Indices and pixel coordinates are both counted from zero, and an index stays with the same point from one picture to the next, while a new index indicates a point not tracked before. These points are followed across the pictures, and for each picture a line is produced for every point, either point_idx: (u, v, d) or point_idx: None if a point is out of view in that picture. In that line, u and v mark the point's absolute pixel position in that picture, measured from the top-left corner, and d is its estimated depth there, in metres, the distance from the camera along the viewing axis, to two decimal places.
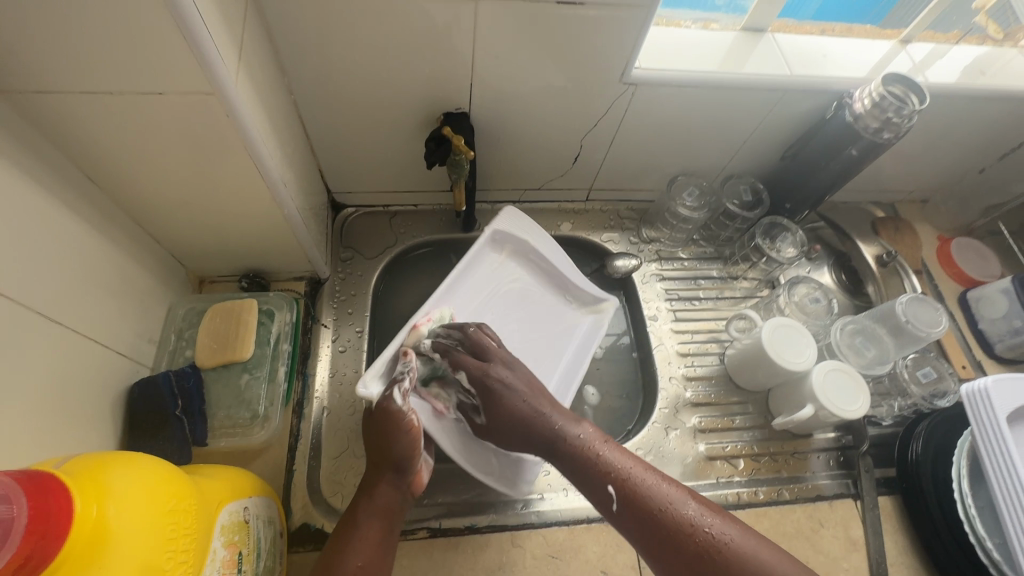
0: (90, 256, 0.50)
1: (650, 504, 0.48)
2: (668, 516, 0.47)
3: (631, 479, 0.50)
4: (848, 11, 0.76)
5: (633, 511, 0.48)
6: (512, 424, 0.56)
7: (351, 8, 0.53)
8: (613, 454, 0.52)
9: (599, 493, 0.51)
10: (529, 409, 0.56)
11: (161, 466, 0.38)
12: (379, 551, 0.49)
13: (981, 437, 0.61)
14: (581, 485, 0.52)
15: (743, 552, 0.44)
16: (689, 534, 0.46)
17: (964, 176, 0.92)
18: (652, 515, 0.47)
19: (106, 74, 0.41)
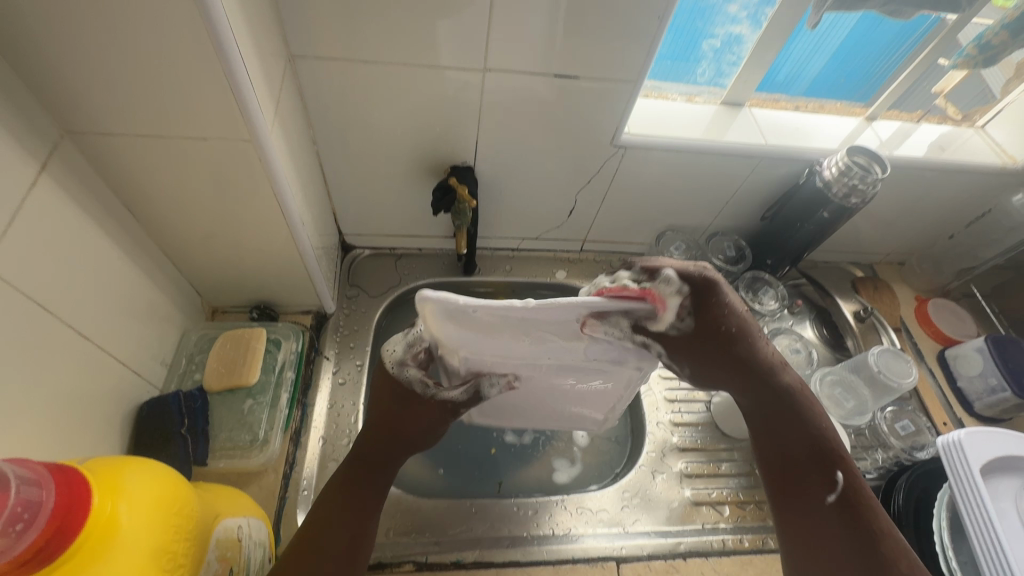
0: (121, 278, 0.55)
1: (816, 431, 0.53)
2: (875, 518, 0.48)
3: (850, 475, 0.50)
4: (837, 88, 0.82)
5: (807, 441, 0.52)
6: (739, 363, 0.54)
7: (376, 73, 0.61)
8: (805, 399, 0.54)
9: (819, 468, 0.51)
10: (744, 346, 0.54)
11: (170, 474, 0.41)
12: (358, 531, 0.51)
13: (959, 489, 0.63)
14: (802, 463, 0.52)
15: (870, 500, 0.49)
16: (839, 455, 0.52)
17: (935, 241, 0.98)
18: (822, 450, 0.52)
19: (160, 120, 0.47)
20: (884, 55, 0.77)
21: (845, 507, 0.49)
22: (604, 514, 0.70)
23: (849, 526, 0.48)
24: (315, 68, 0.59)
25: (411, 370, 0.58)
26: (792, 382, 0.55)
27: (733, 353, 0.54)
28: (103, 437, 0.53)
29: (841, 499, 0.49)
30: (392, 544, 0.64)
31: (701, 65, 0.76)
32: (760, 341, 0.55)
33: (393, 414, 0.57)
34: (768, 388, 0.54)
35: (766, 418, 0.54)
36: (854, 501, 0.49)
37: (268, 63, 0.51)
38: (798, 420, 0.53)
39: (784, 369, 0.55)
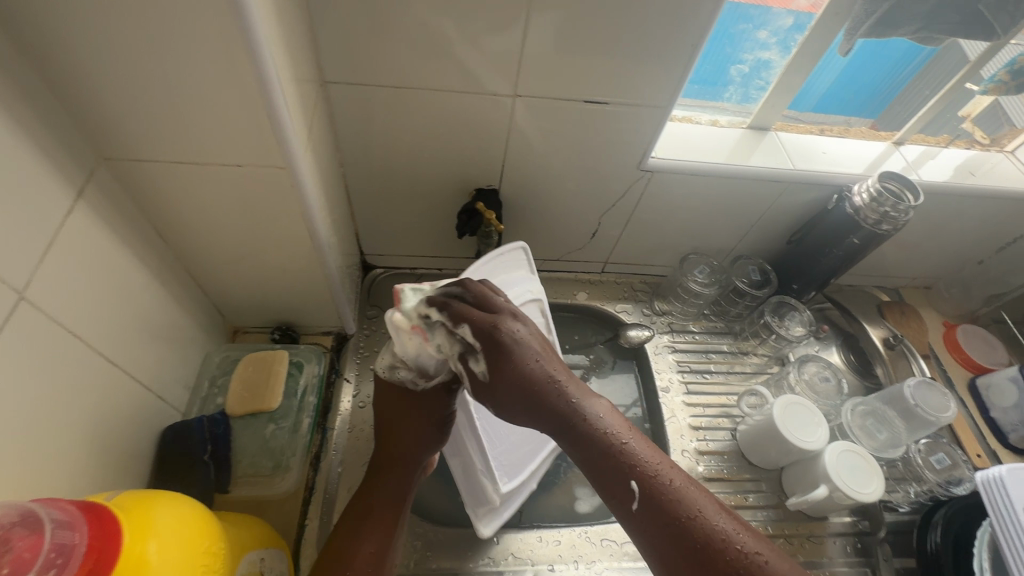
0: (149, 302, 0.55)
1: (676, 511, 0.39)
2: (698, 527, 0.38)
3: (656, 480, 0.40)
4: (847, 105, 0.83)
5: (651, 512, 0.39)
6: (524, 389, 0.47)
7: (406, 97, 0.61)
8: (648, 463, 0.41)
9: (617, 488, 0.41)
10: (541, 371, 0.47)
11: (199, 508, 0.40)
12: (387, 541, 0.51)
13: (1001, 527, 0.60)
14: (598, 480, 0.42)
15: None
16: (721, 550, 0.37)
17: (964, 266, 0.96)
18: (677, 523, 0.38)
19: (197, 148, 0.47)
20: (892, 73, 0.78)
21: (659, 524, 0.39)
22: (629, 546, 0.68)
23: (687, 556, 0.37)
24: (348, 92, 0.60)
25: (402, 372, 0.57)
26: (600, 418, 0.44)
27: (529, 394, 0.46)
28: (127, 464, 0.52)
29: (645, 513, 0.39)
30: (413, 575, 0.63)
31: (728, 90, 0.77)
32: (530, 358, 0.48)
33: (419, 413, 0.56)
34: (555, 417, 0.45)
35: (572, 445, 0.44)
36: (667, 510, 0.39)
37: (304, 90, 0.51)
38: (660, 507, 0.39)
39: (554, 382, 0.47)
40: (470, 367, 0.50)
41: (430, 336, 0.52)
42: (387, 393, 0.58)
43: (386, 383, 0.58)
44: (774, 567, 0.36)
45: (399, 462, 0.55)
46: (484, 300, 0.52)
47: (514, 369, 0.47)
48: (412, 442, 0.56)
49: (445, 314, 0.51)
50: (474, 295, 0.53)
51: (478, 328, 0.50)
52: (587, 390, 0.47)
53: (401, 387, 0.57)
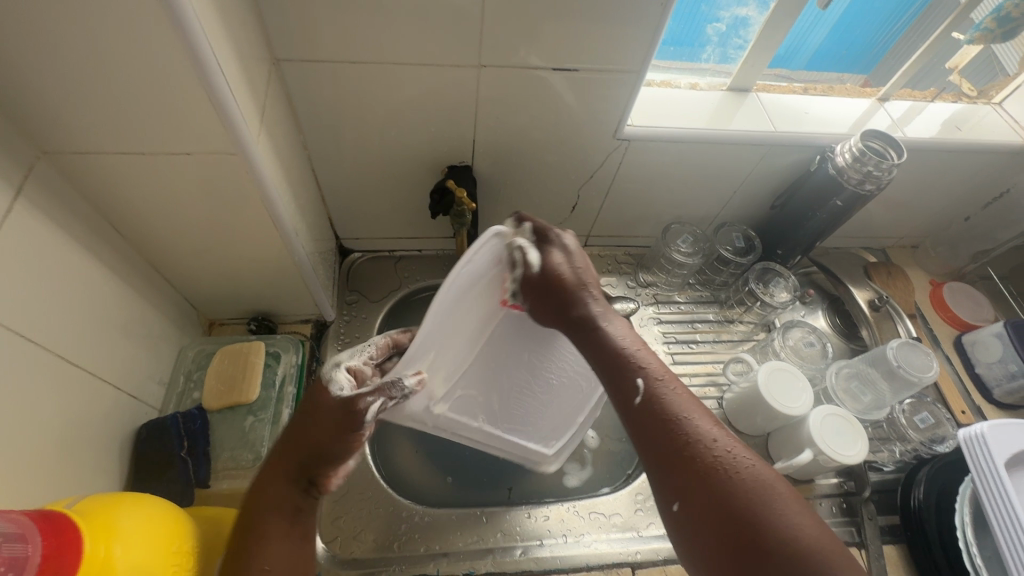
0: (110, 300, 0.53)
1: (672, 411, 0.39)
2: (687, 428, 0.38)
3: (660, 384, 0.40)
4: (840, 61, 0.81)
5: (649, 409, 0.39)
6: (551, 294, 0.47)
7: (366, 73, 0.58)
8: (655, 372, 0.41)
9: (617, 385, 0.42)
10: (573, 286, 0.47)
11: (166, 508, 0.40)
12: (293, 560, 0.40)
13: (982, 484, 0.60)
14: (601, 373, 0.43)
15: (759, 485, 0.35)
16: (708, 449, 0.37)
17: (951, 224, 0.95)
18: (671, 422, 0.38)
19: (141, 137, 0.45)
20: (883, 27, 0.76)
21: (653, 420, 0.39)
22: (616, 518, 0.68)
23: (672, 451, 0.37)
24: (302, 71, 0.57)
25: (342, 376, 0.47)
26: (615, 330, 0.45)
27: (562, 299, 0.47)
28: (101, 465, 0.51)
29: (640, 409, 0.39)
30: (402, 557, 0.63)
31: (705, 50, 0.74)
32: (589, 281, 0.48)
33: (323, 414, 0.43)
34: (572, 315, 0.46)
35: (582, 345, 0.45)
36: (661, 409, 0.39)
37: (251, 69, 0.48)
38: (659, 415, 0.39)
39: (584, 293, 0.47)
40: (522, 262, 0.48)
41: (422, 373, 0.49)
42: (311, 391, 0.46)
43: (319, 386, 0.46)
44: (754, 472, 0.36)
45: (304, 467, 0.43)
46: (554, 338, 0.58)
47: (548, 268, 0.47)
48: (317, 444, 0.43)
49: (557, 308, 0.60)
50: (534, 226, 0.50)
51: (544, 252, 0.48)
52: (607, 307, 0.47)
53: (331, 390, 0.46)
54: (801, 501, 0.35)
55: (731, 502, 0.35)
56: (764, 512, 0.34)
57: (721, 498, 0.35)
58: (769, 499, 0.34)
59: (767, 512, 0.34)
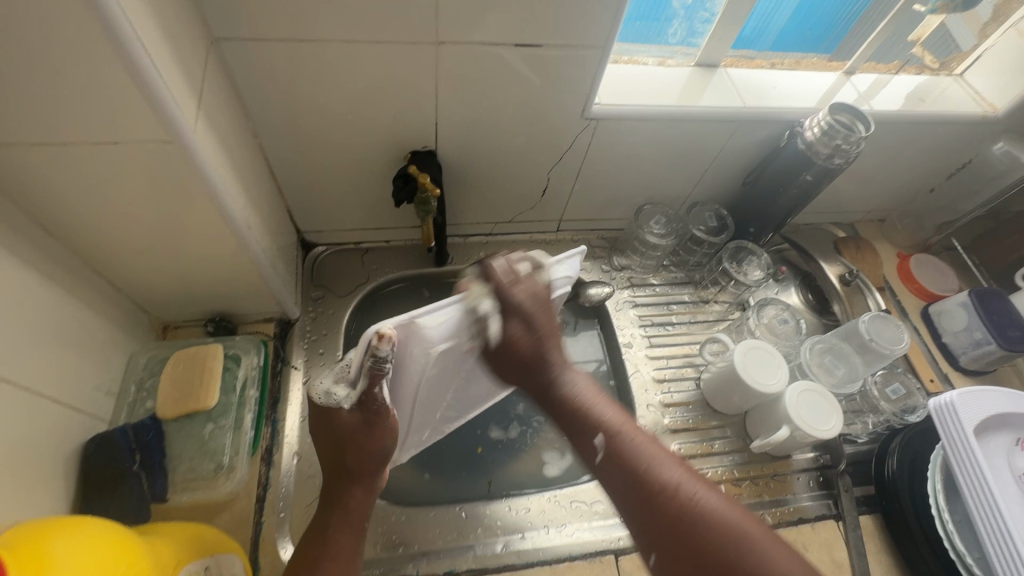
0: (43, 308, 0.49)
1: (633, 464, 0.42)
2: (652, 478, 0.41)
3: (617, 436, 0.44)
4: (802, 42, 0.79)
5: (615, 467, 0.42)
6: (519, 363, 0.49)
7: (316, 53, 0.54)
8: (614, 426, 0.44)
9: (584, 442, 0.45)
10: (534, 346, 0.49)
11: (109, 532, 0.37)
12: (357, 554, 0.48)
13: (952, 451, 0.61)
14: (570, 435, 0.47)
15: (719, 523, 0.38)
16: (671, 496, 0.39)
17: (916, 196, 0.96)
18: (635, 476, 0.41)
19: (60, 125, 0.40)
20: (845, 6, 0.75)
21: (620, 477, 0.42)
22: (598, 506, 0.67)
23: (643, 505, 0.40)
24: (245, 50, 0.53)
25: (336, 391, 0.45)
26: (574, 387, 0.48)
27: (525, 366, 0.49)
28: (43, 486, 0.47)
29: (607, 467, 0.43)
30: (379, 560, 0.61)
31: (672, 25, 0.72)
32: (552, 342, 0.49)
33: (360, 435, 0.46)
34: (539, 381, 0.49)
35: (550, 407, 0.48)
36: (625, 462, 0.42)
37: (184, 48, 0.44)
38: (622, 471, 0.42)
39: (544, 353, 0.49)
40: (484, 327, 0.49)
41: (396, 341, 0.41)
42: (319, 411, 0.47)
43: (326, 411, 0.46)
44: (721, 513, 0.38)
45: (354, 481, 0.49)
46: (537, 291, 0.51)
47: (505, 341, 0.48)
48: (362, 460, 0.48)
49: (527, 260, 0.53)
50: (493, 290, 0.49)
51: (506, 322, 0.49)
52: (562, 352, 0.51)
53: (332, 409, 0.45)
54: (768, 534, 0.38)
55: (705, 550, 0.37)
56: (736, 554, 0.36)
57: (696, 545, 0.37)
58: (739, 539, 0.37)
59: (738, 554, 0.36)
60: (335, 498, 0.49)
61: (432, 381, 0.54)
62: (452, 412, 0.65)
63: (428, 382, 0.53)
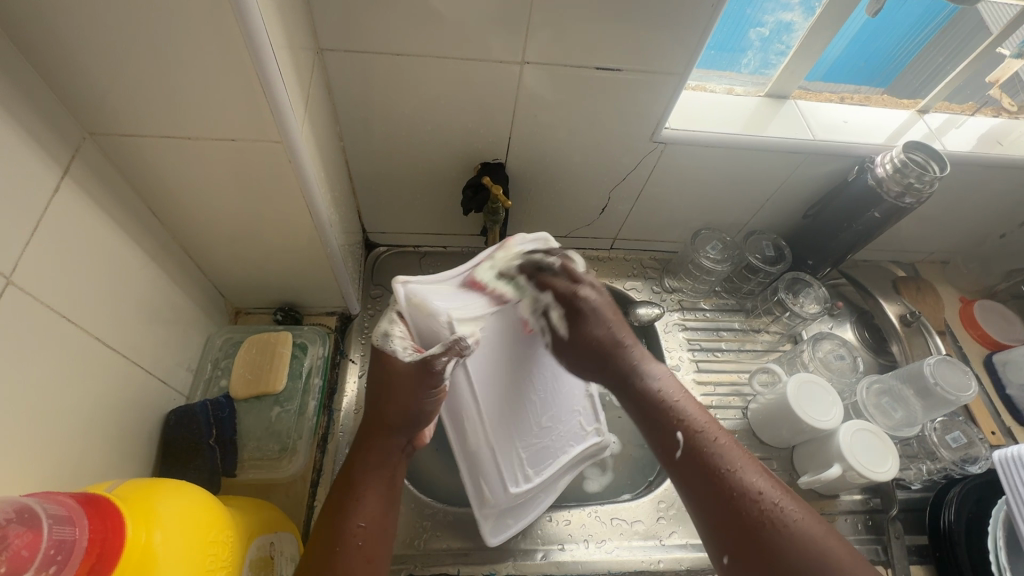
0: (144, 285, 0.53)
1: (718, 463, 0.43)
2: (735, 481, 0.42)
3: (702, 436, 0.45)
4: (855, 74, 0.80)
5: (697, 465, 0.44)
6: (594, 350, 0.55)
7: (407, 66, 0.58)
8: (694, 424, 0.46)
9: (665, 441, 0.46)
10: (609, 336, 0.55)
11: (203, 496, 0.39)
12: (385, 515, 0.45)
13: (1018, 506, 0.59)
14: (650, 432, 0.48)
15: (806, 534, 0.38)
16: (756, 501, 0.40)
17: (984, 241, 0.94)
18: (718, 476, 0.42)
19: (188, 121, 0.44)
20: (905, 39, 0.75)
21: (698, 474, 0.43)
22: (638, 526, 0.67)
23: (718, 509, 0.41)
24: (344, 61, 0.56)
25: (397, 339, 0.50)
26: (658, 384, 0.51)
27: (602, 354, 0.55)
28: (129, 450, 0.51)
29: (687, 462, 0.44)
30: (421, 555, 0.62)
31: (746, 55, 0.73)
32: (601, 327, 0.55)
33: (406, 386, 0.48)
34: (619, 373, 0.53)
35: (627, 397, 0.52)
36: (709, 463, 0.43)
37: (298, 57, 0.48)
38: (704, 472, 0.43)
39: (623, 348, 0.54)
40: (547, 323, 0.58)
41: (399, 328, 0.51)
42: (375, 362, 0.50)
43: (380, 356, 0.49)
44: (801, 525, 0.39)
45: (379, 431, 0.49)
46: (569, 271, 0.58)
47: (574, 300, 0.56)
48: (396, 411, 0.49)
49: (531, 283, 0.58)
50: (556, 293, 0.57)
51: (569, 322, 0.57)
52: (609, 310, 0.56)
53: (390, 355, 0.48)
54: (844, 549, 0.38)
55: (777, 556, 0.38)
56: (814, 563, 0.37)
57: (768, 551, 0.38)
58: (813, 550, 0.38)
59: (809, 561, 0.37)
60: (355, 449, 0.48)
61: (515, 428, 0.61)
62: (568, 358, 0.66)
63: (515, 430, 0.61)
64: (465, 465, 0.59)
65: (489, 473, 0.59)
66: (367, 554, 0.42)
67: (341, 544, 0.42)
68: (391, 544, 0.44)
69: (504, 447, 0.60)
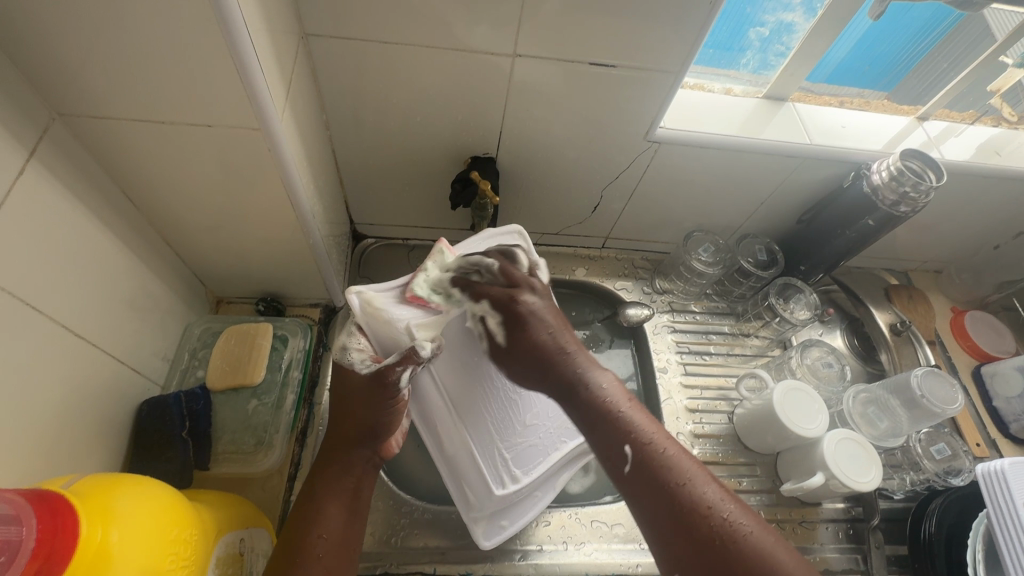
0: (118, 272, 0.51)
1: (668, 477, 0.38)
2: (685, 495, 0.37)
3: (652, 448, 0.40)
4: (860, 77, 0.78)
5: (646, 479, 0.38)
6: (534, 358, 0.47)
7: (395, 54, 0.56)
8: (645, 433, 0.41)
9: (611, 452, 0.41)
10: (552, 343, 0.47)
11: (167, 492, 0.38)
12: (348, 524, 0.45)
13: (998, 521, 0.58)
14: (595, 441, 0.42)
15: (761, 549, 0.35)
16: (706, 515, 0.36)
17: (978, 251, 0.93)
18: (668, 490, 0.38)
19: (161, 103, 0.43)
20: (914, 41, 0.72)
21: (648, 489, 0.38)
22: (619, 529, 0.67)
23: (667, 525, 0.37)
24: (331, 47, 0.55)
25: (356, 352, 0.50)
26: (604, 387, 0.44)
27: (544, 362, 0.46)
28: (98, 442, 0.50)
29: (638, 478, 0.39)
30: (397, 552, 0.62)
31: (745, 55, 0.71)
32: (544, 331, 0.47)
33: (363, 400, 0.48)
34: (563, 380, 0.45)
35: (573, 407, 0.45)
36: (659, 476, 0.38)
37: (280, 41, 0.46)
38: (657, 488, 0.38)
39: (565, 354, 0.46)
40: (487, 333, 0.50)
41: (363, 339, 0.51)
42: (336, 378, 0.50)
43: (338, 368, 0.50)
44: (756, 539, 0.35)
45: (340, 445, 0.49)
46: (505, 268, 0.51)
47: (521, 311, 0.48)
48: (355, 424, 0.48)
49: (467, 294, 0.51)
50: (494, 297, 0.49)
51: (508, 328, 0.48)
52: (547, 302, 0.50)
53: (346, 368, 0.49)
54: (804, 566, 0.35)
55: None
56: None
57: (721, 574, 0.34)
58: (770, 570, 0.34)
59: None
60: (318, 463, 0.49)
61: (496, 428, 0.57)
62: None
63: (497, 430, 0.57)
64: (446, 466, 0.59)
65: (467, 476, 0.58)
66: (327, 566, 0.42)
67: (301, 553, 0.42)
68: (354, 554, 0.45)
69: (482, 450, 0.57)
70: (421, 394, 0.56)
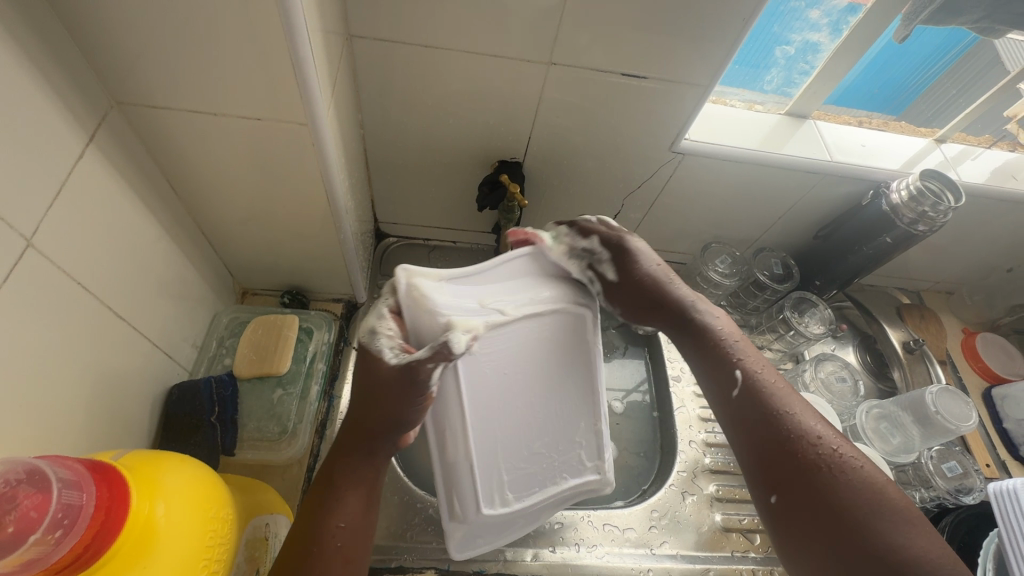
0: (159, 258, 0.53)
1: (775, 405, 0.41)
2: (792, 422, 0.40)
3: (763, 378, 0.43)
4: (871, 99, 0.79)
5: (754, 404, 0.42)
6: (638, 290, 0.51)
7: (434, 59, 0.58)
8: (754, 363, 0.44)
9: (723, 375, 0.44)
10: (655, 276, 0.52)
11: (206, 473, 0.39)
12: (366, 514, 0.44)
13: (1008, 539, 0.54)
14: (704, 368, 0.46)
15: (864, 481, 0.36)
16: (812, 444, 0.39)
17: (991, 273, 0.94)
18: (774, 416, 0.41)
19: (216, 97, 0.45)
20: (921, 69, 0.74)
21: (756, 412, 0.41)
22: (630, 533, 0.67)
23: (768, 450, 0.40)
24: (373, 50, 0.57)
25: (384, 337, 0.47)
26: (713, 323, 0.48)
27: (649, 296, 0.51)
28: (130, 423, 0.51)
29: (744, 399, 0.42)
30: (411, 547, 0.62)
31: (770, 72, 0.73)
32: (645, 266, 0.52)
33: (394, 396, 0.45)
34: (671, 310, 0.50)
35: (679, 333, 0.49)
36: (767, 405, 0.41)
37: (329, 42, 0.48)
38: (763, 414, 0.41)
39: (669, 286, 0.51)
40: (597, 275, 0.53)
41: (392, 324, 0.47)
42: (362, 361, 0.47)
43: (366, 352, 0.47)
44: (864, 471, 0.37)
45: (357, 435, 0.46)
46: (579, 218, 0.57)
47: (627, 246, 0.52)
48: (376, 420, 0.46)
49: (574, 232, 0.53)
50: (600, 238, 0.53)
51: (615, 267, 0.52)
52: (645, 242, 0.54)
53: (374, 355, 0.46)
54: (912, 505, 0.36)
55: (836, 506, 0.36)
56: (871, 515, 0.35)
57: (825, 498, 0.36)
58: (881, 504, 0.35)
59: (872, 512, 0.35)
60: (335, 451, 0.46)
61: (501, 448, 0.54)
62: (575, 396, 0.56)
63: (506, 454, 0.54)
64: (442, 474, 0.54)
65: (462, 489, 0.54)
66: (345, 557, 0.42)
67: (317, 544, 0.41)
68: (370, 541, 0.44)
69: (486, 467, 0.54)
70: (447, 396, 0.50)
